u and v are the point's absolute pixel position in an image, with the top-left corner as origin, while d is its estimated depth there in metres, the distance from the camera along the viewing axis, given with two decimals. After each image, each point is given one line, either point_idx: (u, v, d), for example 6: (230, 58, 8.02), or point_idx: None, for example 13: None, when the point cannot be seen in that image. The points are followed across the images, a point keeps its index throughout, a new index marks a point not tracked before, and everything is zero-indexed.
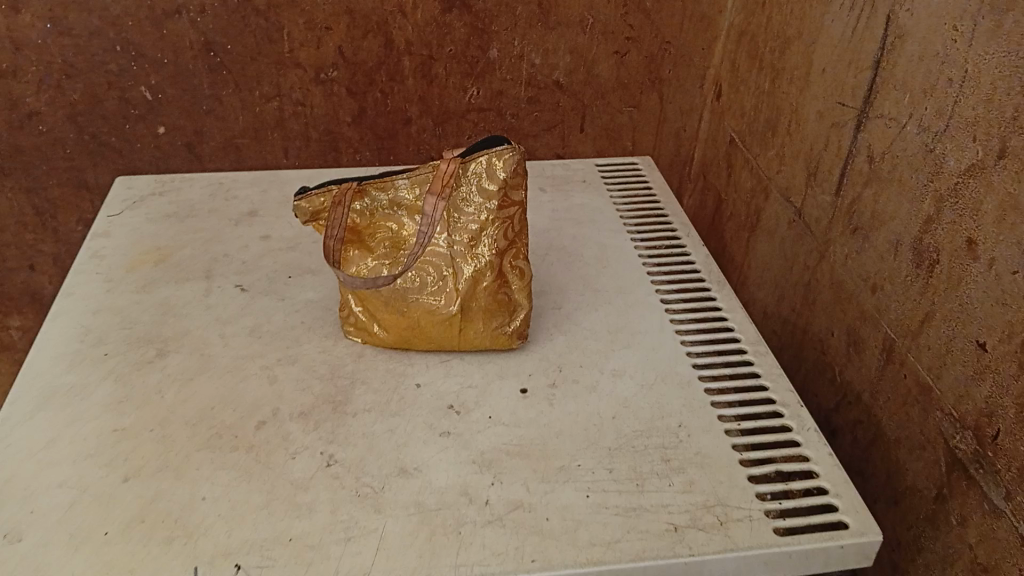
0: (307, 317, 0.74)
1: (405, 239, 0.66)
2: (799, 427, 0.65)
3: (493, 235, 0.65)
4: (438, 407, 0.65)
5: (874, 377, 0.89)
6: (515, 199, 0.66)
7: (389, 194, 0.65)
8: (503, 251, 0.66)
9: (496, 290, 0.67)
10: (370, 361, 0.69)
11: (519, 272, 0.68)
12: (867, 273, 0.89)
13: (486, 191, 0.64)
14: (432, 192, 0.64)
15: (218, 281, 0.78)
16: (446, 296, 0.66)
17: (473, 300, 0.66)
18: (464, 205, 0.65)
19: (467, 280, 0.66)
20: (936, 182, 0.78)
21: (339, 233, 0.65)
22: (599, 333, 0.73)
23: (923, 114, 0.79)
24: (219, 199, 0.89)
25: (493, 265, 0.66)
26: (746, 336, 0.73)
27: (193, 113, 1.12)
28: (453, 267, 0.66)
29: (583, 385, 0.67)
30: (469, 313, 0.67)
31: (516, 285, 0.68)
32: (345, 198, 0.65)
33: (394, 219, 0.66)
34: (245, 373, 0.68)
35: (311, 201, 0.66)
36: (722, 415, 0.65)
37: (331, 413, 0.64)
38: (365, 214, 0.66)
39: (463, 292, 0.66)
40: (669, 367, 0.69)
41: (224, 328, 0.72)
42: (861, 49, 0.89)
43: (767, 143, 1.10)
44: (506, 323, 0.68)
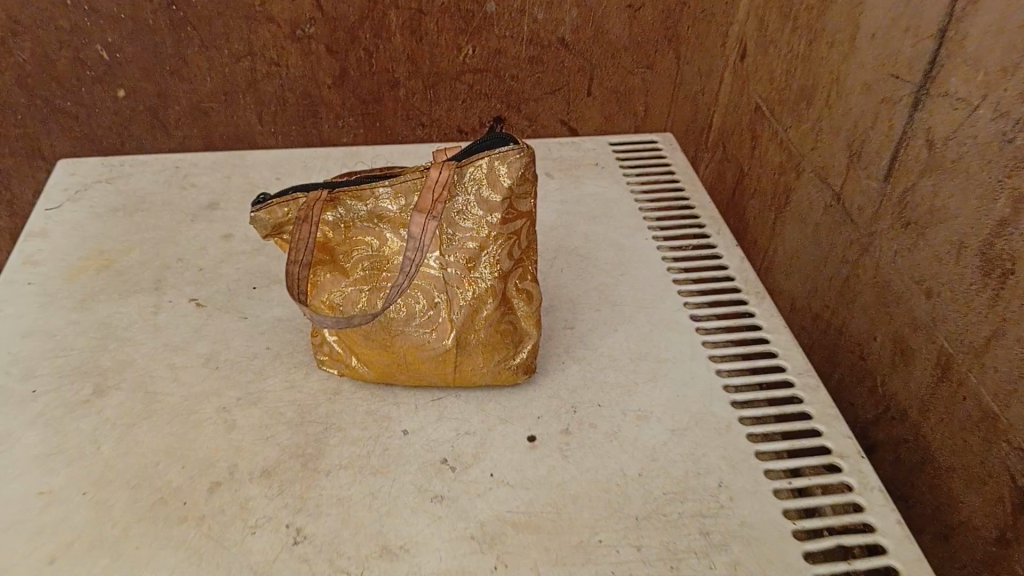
0: (274, 341, 0.62)
1: (388, 260, 0.54)
2: (861, 487, 0.54)
3: (497, 254, 0.54)
4: (429, 461, 0.54)
5: (924, 393, 0.78)
6: (522, 209, 0.54)
7: (369, 205, 0.53)
8: (507, 272, 0.55)
9: (500, 320, 0.55)
10: (346, 401, 0.58)
11: (527, 294, 0.56)
12: (919, 275, 0.78)
13: (487, 202, 0.52)
14: (420, 207, 0.52)
15: (170, 294, 0.66)
16: (440, 329, 0.54)
17: (473, 333, 0.55)
18: (461, 220, 0.53)
19: (466, 309, 0.54)
20: (1014, 178, 0.66)
21: (306, 254, 0.53)
22: (620, 361, 0.62)
23: (999, 98, 0.67)
24: (175, 189, 0.77)
25: (495, 291, 0.54)
26: (792, 364, 0.62)
27: (156, 75, 0.95)
28: (447, 294, 0.54)
29: (602, 432, 0.56)
30: (467, 348, 0.55)
31: (523, 312, 0.56)
32: (313, 210, 0.53)
33: (376, 236, 0.54)
34: (198, 416, 0.57)
35: (270, 213, 0.53)
36: (769, 469, 0.55)
37: (300, 470, 0.53)
38: (340, 229, 0.54)
39: (460, 324, 0.54)
40: (703, 408, 0.59)
41: (174, 358, 0.61)
42: (921, 14, 0.75)
43: (800, 115, 0.95)
44: (511, 357, 0.57)
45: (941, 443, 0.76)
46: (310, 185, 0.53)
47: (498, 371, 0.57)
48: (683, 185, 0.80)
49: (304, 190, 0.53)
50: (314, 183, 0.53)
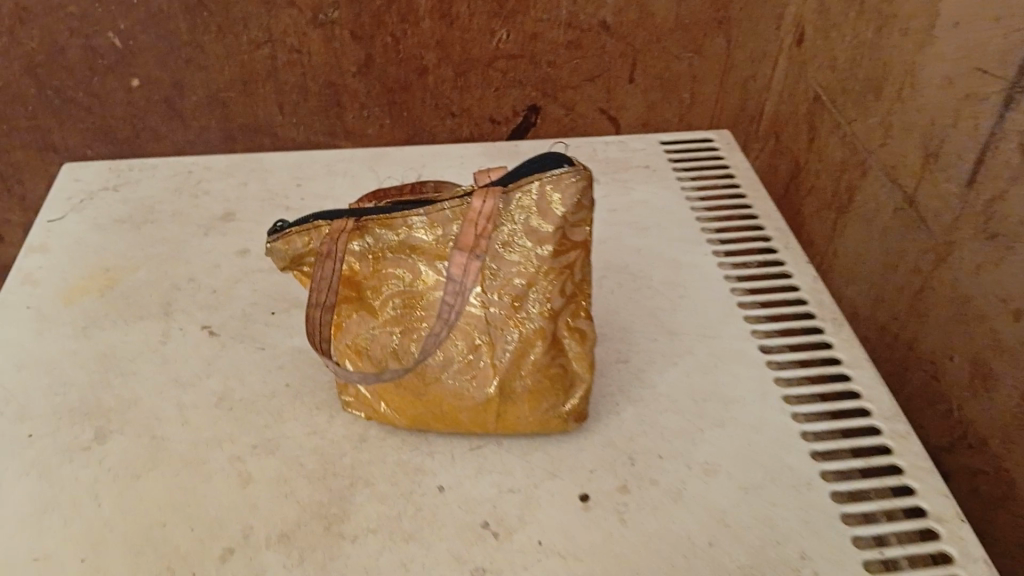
0: (293, 377, 0.56)
1: (422, 298, 0.48)
2: (962, 557, 0.46)
3: (547, 290, 0.48)
4: (468, 524, 0.48)
5: (1011, 427, 0.63)
6: (576, 239, 0.48)
7: (399, 235, 0.48)
8: (558, 311, 0.49)
9: (550, 365, 0.49)
10: (375, 450, 0.52)
11: (580, 334, 0.50)
12: (1008, 293, 0.61)
13: (537, 232, 0.47)
14: (460, 243, 0.47)
15: (179, 320, 0.60)
16: (482, 375, 0.48)
17: (519, 378, 0.49)
18: (506, 253, 0.47)
19: (511, 353, 0.48)
20: None
21: (328, 292, 0.48)
22: (682, 403, 0.55)
23: None
24: (187, 199, 0.71)
25: (544, 332, 0.48)
26: (879, 407, 0.55)
27: (169, 63, 0.81)
28: (490, 335, 0.48)
29: (665, 490, 0.50)
30: (512, 394, 0.49)
31: (577, 353, 0.50)
32: (336, 243, 0.47)
33: (407, 270, 0.48)
34: (209, 466, 0.51)
35: (288, 243, 0.48)
36: (857, 535, 0.48)
37: (323, 534, 0.47)
38: (366, 262, 0.48)
39: (502, 368, 0.48)
40: (780, 461, 0.51)
41: (184, 396, 0.55)
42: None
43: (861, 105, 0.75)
44: (561, 403, 0.50)
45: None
46: (333, 212, 0.48)
47: (546, 420, 0.50)
48: (744, 192, 0.73)
49: (327, 218, 0.48)
50: (339, 210, 0.48)
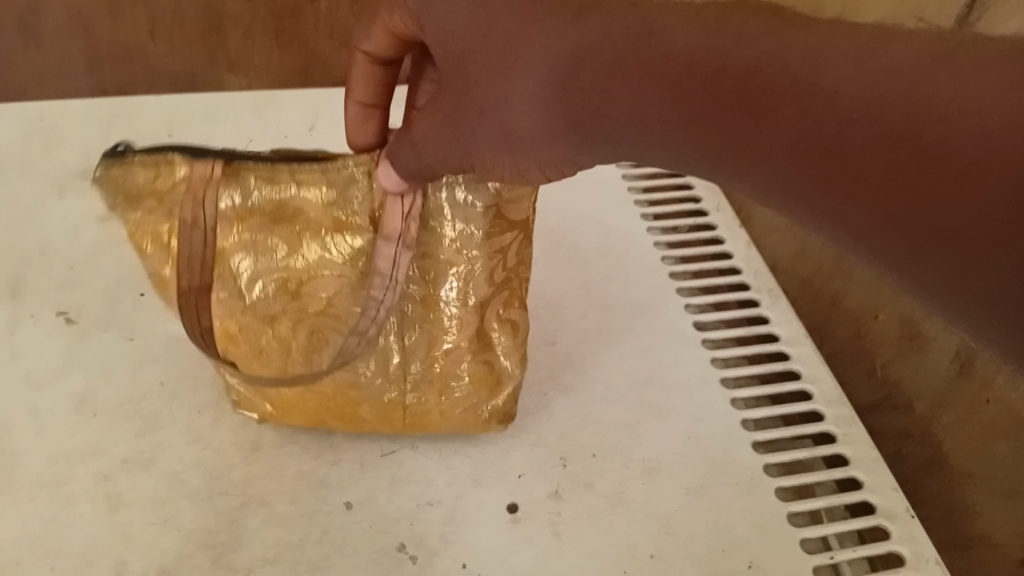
0: (170, 372, 0.48)
1: (304, 280, 0.40)
2: (915, 560, 0.44)
3: (473, 281, 0.41)
4: (382, 548, 0.42)
5: (934, 387, 0.64)
6: (513, 219, 0.41)
7: (286, 189, 0.39)
8: (484, 299, 0.42)
9: (471, 363, 0.43)
10: (271, 459, 0.45)
11: (512, 325, 0.44)
12: None
13: (466, 210, 0.40)
14: (384, 231, 0.38)
15: (30, 303, 0.50)
16: (382, 364, 0.42)
17: (429, 372, 0.43)
18: (433, 225, 0.40)
19: (422, 347, 0.42)
20: None
21: (203, 268, 0.39)
22: (618, 392, 0.50)
23: None
24: (38, 151, 0.60)
25: (466, 323, 0.42)
26: (822, 389, 0.51)
27: None
28: (395, 320, 0.42)
29: (603, 495, 0.45)
30: (418, 387, 0.43)
31: (509, 349, 0.44)
32: (201, 203, 0.38)
33: (292, 250, 0.40)
34: (72, 489, 0.43)
35: (128, 176, 0.39)
36: (805, 539, 0.45)
37: (212, 568, 0.40)
38: (241, 228, 0.40)
39: (408, 360, 0.42)
40: (723, 455, 0.47)
41: (37, 401, 0.46)
42: None
43: None
44: (483, 401, 0.44)
45: (960, 453, 0.62)
46: (197, 152, 0.39)
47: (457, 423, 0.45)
48: None
49: (187, 158, 0.39)
50: (208, 149, 0.39)
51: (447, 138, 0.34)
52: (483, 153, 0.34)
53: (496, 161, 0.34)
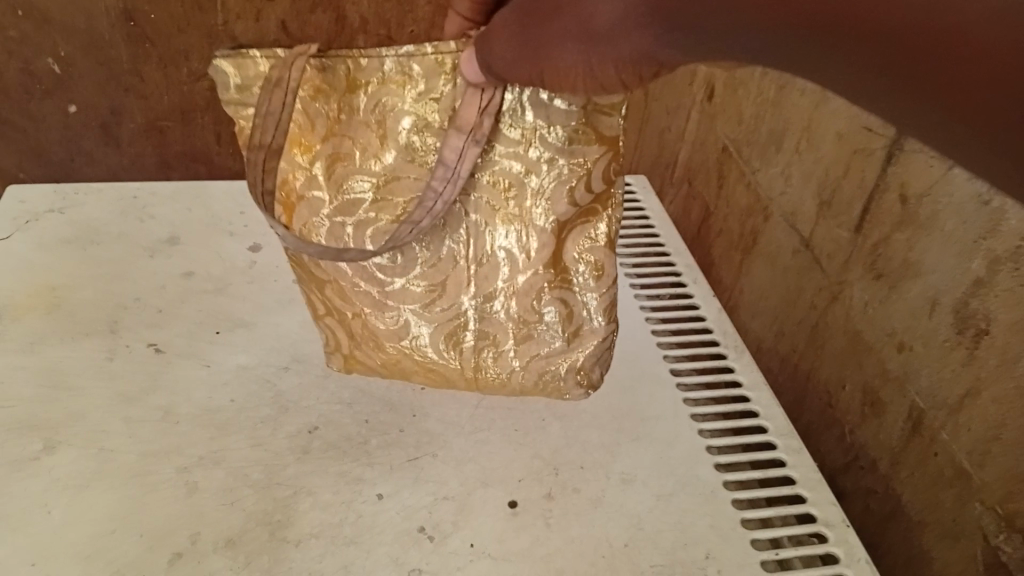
0: (238, 394, 0.59)
1: (381, 179, 0.50)
2: (848, 559, 0.53)
3: (557, 199, 0.51)
4: (405, 529, 0.51)
5: (894, 447, 0.76)
6: (604, 136, 0.50)
7: (367, 80, 0.48)
8: (569, 221, 0.52)
9: (548, 287, 0.54)
10: (316, 461, 0.55)
11: (594, 262, 0.55)
12: (893, 327, 0.75)
13: (552, 135, 0.49)
14: (462, 122, 0.46)
15: (126, 337, 0.62)
16: (447, 287, 0.53)
17: (510, 299, 0.54)
18: (509, 129, 0.48)
19: (498, 266, 0.53)
20: None
21: (275, 127, 0.47)
22: (603, 420, 0.60)
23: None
24: (131, 222, 0.73)
25: (557, 245, 0.53)
26: (775, 424, 0.61)
27: (111, 87, 0.80)
28: (468, 230, 0.52)
29: (587, 497, 0.55)
30: (493, 321, 0.55)
31: (585, 285, 0.55)
32: (289, 69, 0.46)
33: (360, 140, 0.49)
34: (156, 478, 0.53)
35: (242, 67, 0.48)
36: (756, 539, 0.53)
37: (269, 539, 0.50)
38: (311, 108, 0.49)
39: (481, 274, 0.53)
40: (688, 471, 0.57)
41: (130, 411, 0.57)
42: None
43: (802, 144, 0.87)
44: (556, 353, 0.57)
45: (916, 503, 0.74)
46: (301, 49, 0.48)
47: (516, 383, 0.58)
48: (658, 230, 0.79)
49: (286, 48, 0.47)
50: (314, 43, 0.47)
51: (529, 53, 0.40)
52: (561, 62, 0.38)
53: (565, 71, 0.39)
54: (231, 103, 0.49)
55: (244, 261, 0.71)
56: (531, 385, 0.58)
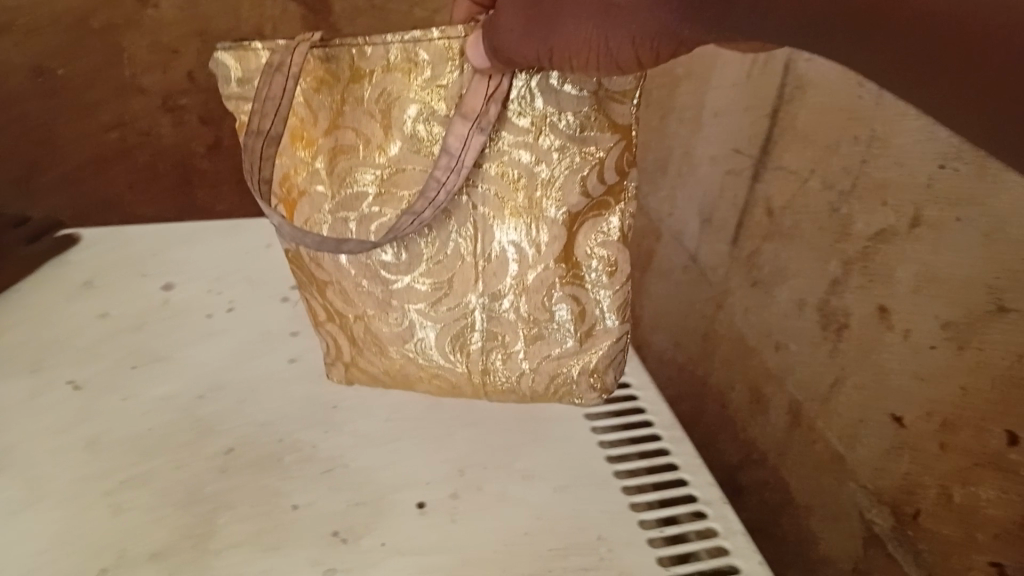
0: (159, 421, 0.62)
1: (389, 170, 0.54)
2: (726, 531, 0.59)
3: (568, 189, 0.54)
4: (321, 534, 0.55)
5: (779, 438, 0.81)
6: (619, 125, 0.53)
7: (371, 69, 0.52)
8: (581, 214, 0.55)
9: (560, 282, 0.57)
10: (236, 478, 0.59)
11: (607, 257, 0.57)
12: (770, 329, 0.81)
13: (564, 121, 0.52)
14: (467, 109, 0.49)
15: (48, 377, 0.66)
16: (457, 289, 0.58)
17: (520, 297, 0.58)
18: (518, 114, 0.52)
19: (506, 262, 0.56)
20: (921, 226, 0.60)
21: (275, 116, 0.51)
22: (505, 423, 0.66)
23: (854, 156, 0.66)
24: (50, 268, 0.77)
25: (568, 242, 0.56)
26: (661, 420, 0.67)
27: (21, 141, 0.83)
28: (477, 226, 0.55)
29: (490, 493, 0.59)
30: (502, 320, 0.59)
31: (598, 281, 0.58)
32: (292, 54, 0.51)
33: (364, 132, 0.54)
34: (83, 502, 0.56)
35: (242, 58, 0.52)
36: (644, 519, 0.59)
37: (193, 551, 0.53)
38: (315, 100, 0.54)
39: (489, 271, 0.57)
40: (582, 463, 0.63)
41: (56, 443, 0.60)
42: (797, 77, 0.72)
43: (683, 168, 0.95)
44: (567, 354, 0.60)
45: (803, 488, 0.78)
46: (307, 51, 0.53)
47: (526, 387, 0.62)
48: None
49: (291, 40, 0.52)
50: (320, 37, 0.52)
51: (548, 26, 0.44)
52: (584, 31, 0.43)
53: (584, 41, 0.44)
54: (235, 97, 0.54)
55: (158, 299, 0.75)
56: (542, 388, 0.62)
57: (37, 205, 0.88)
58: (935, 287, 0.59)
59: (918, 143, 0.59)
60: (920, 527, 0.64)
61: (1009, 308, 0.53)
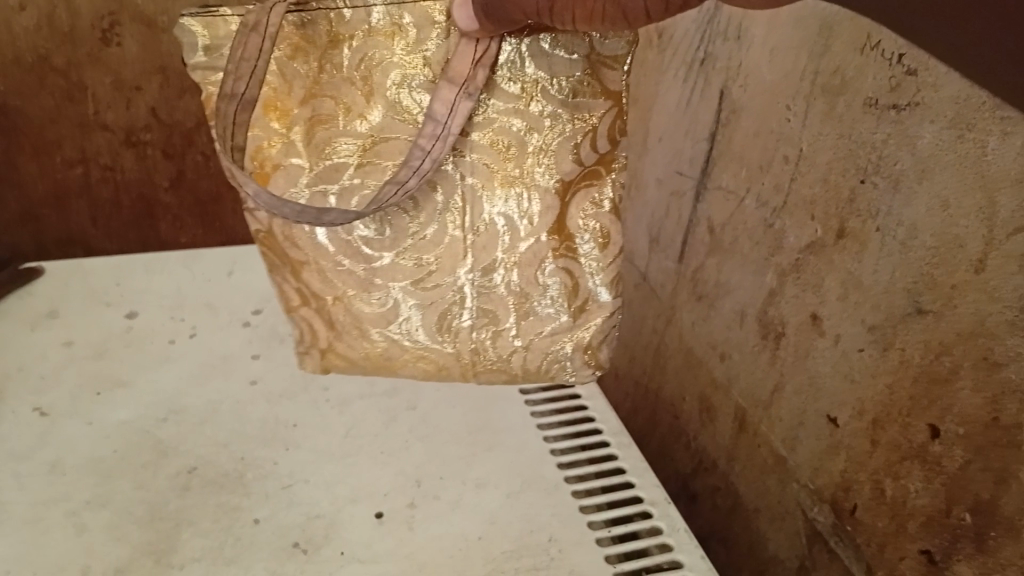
0: (121, 444, 0.64)
1: (370, 139, 0.54)
2: (670, 529, 0.62)
3: (561, 156, 0.55)
4: (282, 546, 0.58)
5: (728, 444, 0.84)
6: (610, 90, 0.54)
7: (351, 33, 0.52)
8: (572, 181, 0.56)
9: (553, 255, 0.58)
10: (198, 496, 0.61)
11: (598, 229, 0.58)
12: (715, 340, 0.85)
13: (553, 87, 0.53)
14: (456, 73, 0.49)
15: (11, 404, 0.67)
16: (442, 267, 0.58)
17: (511, 271, 0.58)
18: (505, 80, 0.53)
19: (497, 235, 0.57)
20: (845, 236, 0.63)
21: (250, 83, 0.51)
22: (459, 434, 0.68)
23: (782, 171, 0.70)
24: (11, 299, 0.79)
25: (562, 210, 0.57)
26: (608, 426, 0.71)
27: None
28: (465, 197, 0.56)
29: (445, 501, 0.62)
30: (493, 296, 0.59)
31: (590, 255, 0.58)
32: (269, 14, 0.50)
33: (345, 99, 0.54)
34: (45, 524, 0.58)
35: (211, 27, 0.53)
36: (592, 521, 0.62)
37: (154, 566, 0.55)
38: (289, 67, 0.53)
39: (479, 245, 0.57)
40: (533, 470, 0.66)
41: (18, 468, 0.62)
42: (732, 101, 0.77)
43: (633, 189, 0.99)
44: (564, 330, 0.61)
45: (751, 491, 0.81)
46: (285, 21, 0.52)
47: (517, 365, 0.62)
48: None
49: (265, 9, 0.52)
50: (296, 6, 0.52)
51: None
52: None
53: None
54: (201, 66, 0.54)
55: (121, 328, 0.77)
56: (536, 367, 0.62)
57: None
58: (860, 294, 0.62)
59: (840, 158, 0.63)
60: (858, 521, 0.66)
61: (926, 310, 0.56)
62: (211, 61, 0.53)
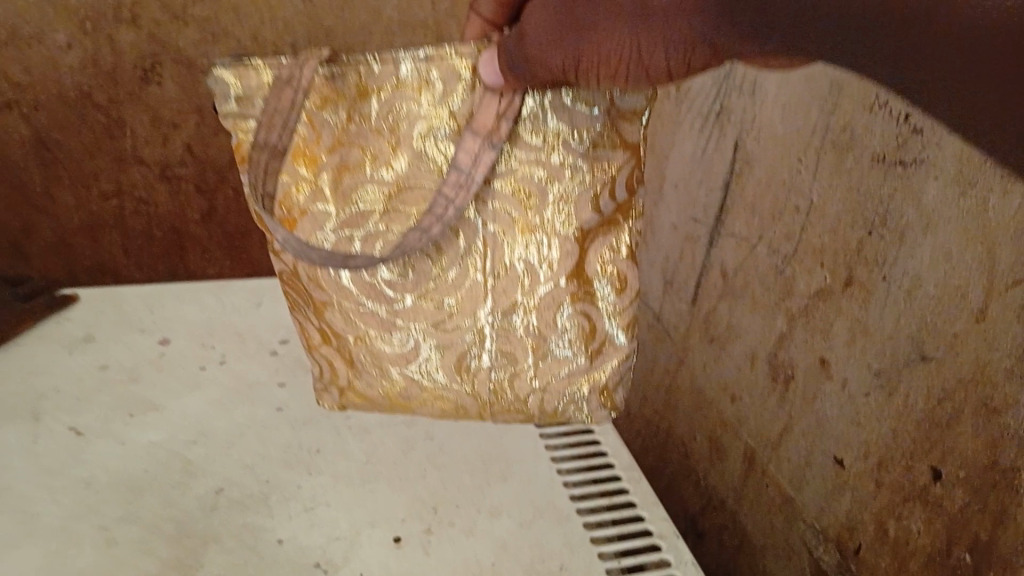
0: (151, 464, 0.67)
1: (396, 188, 0.58)
2: (677, 561, 0.64)
3: (580, 205, 0.58)
4: (302, 565, 0.60)
5: (737, 483, 0.86)
6: (628, 141, 0.57)
7: (378, 86, 0.56)
8: (592, 228, 0.59)
9: (571, 299, 0.61)
10: (223, 515, 0.64)
11: (615, 273, 0.61)
12: (726, 381, 0.87)
13: (574, 139, 0.56)
14: (481, 126, 0.54)
15: (47, 423, 0.71)
16: (461, 308, 0.61)
17: (530, 314, 0.61)
18: (526, 133, 0.56)
19: (516, 278, 0.60)
20: (852, 283, 0.66)
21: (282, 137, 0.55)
22: (475, 466, 0.71)
23: (792, 220, 0.73)
24: (50, 323, 0.82)
25: (581, 256, 0.59)
26: (620, 461, 0.73)
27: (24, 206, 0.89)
28: (488, 241, 0.59)
29: (460, 528, 0.65)
30: (511, 337, 0.62)
31: (607, 298, 0.62)
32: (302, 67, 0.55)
33: (372, 148, 0.57)
34: (77, 537, 0.60)
35: (241, 76, 0.56)
36: (602, 551, 0.64)
37: None
38: (318, 117, 0.57)
39: (500, 287, 0.60)
40: (546, 501, 0.68)
41: (52, 483, 0.65)
42: (745, 152, 0.80)
43: (649, 234, 1.03)
44: (580, 370, 0.63)
45: (758, 530, 0.83)
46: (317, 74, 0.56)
47: (536, 406, 0.65)
48: None
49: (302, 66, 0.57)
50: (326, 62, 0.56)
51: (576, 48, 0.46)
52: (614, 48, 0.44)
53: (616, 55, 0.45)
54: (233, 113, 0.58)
55: (153, 353, 0.80)
56: (550, 407, 0.65)
57: (37, 267, 0.94)
58: (866, 339, 0.65)
59: (848, 210, 0.66)
60: (861, 560, 0.68)
61: (928, 356, 0.58)
62: (242, 108, 0.57)
